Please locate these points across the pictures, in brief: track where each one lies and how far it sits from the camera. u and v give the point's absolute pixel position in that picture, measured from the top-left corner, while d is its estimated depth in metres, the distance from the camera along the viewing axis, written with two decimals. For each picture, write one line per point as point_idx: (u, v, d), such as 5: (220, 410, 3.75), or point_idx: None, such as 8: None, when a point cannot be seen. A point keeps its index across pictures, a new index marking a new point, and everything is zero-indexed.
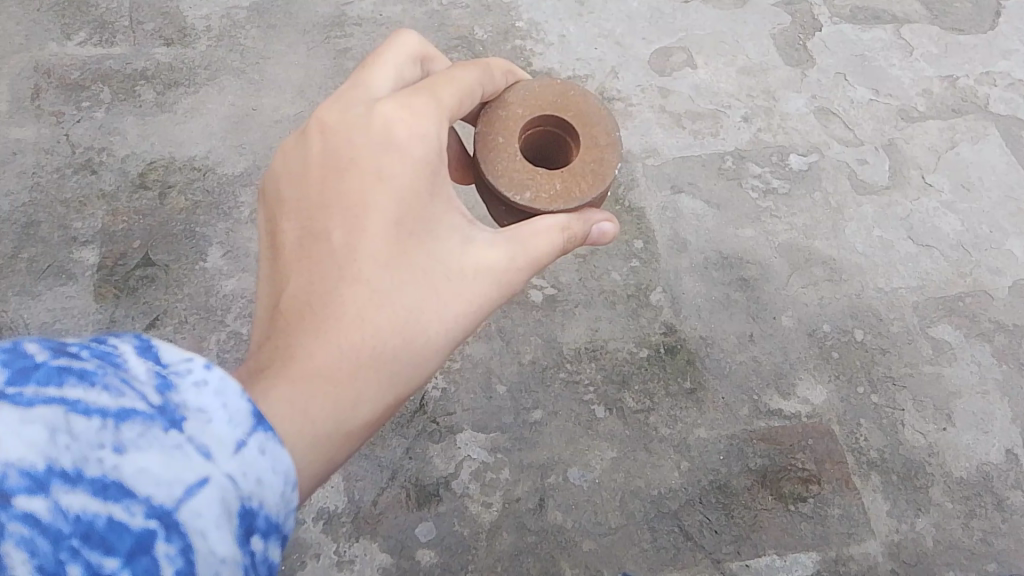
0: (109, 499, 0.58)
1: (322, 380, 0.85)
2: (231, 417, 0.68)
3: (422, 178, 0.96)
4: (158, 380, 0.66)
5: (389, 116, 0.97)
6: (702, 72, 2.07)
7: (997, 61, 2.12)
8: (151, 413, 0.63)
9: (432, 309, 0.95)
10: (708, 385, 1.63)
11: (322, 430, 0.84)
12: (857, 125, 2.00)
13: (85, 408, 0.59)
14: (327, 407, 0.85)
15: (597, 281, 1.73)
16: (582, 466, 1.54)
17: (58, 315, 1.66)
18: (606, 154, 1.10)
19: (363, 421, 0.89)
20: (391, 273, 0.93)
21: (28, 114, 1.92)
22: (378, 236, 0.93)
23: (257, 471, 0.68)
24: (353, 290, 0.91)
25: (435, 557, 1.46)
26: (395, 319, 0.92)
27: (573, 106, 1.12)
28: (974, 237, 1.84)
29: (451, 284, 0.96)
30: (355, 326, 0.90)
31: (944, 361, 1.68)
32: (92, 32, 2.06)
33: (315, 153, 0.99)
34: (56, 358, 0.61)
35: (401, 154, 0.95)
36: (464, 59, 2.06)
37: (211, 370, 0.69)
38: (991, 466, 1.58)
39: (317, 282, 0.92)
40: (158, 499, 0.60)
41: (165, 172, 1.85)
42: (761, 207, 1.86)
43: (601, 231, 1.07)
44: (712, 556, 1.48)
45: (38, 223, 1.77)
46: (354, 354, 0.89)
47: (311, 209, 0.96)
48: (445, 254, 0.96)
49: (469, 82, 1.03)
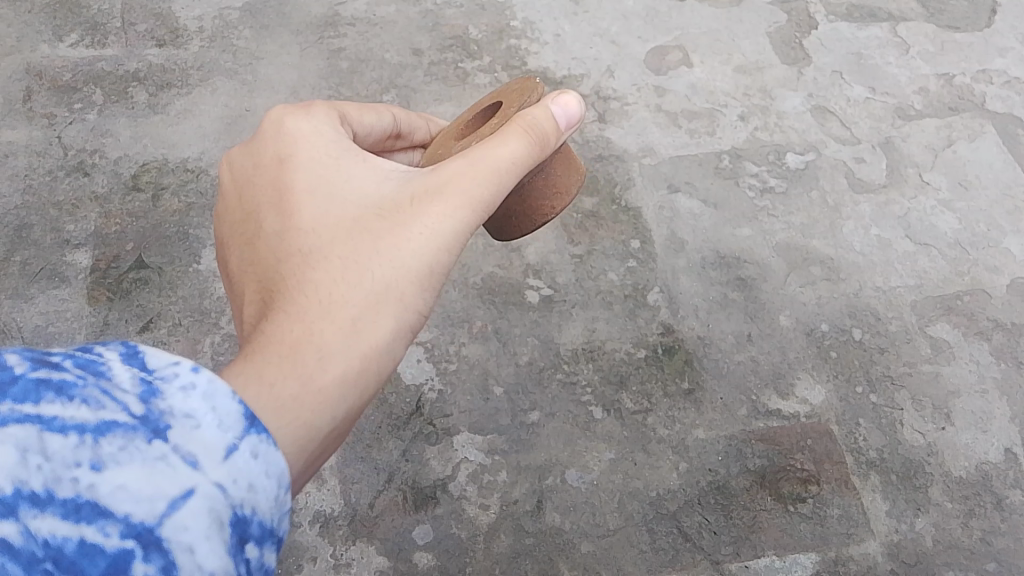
0: (82, 521, 0.55)
1: (276, 349, 0.83)
2: (218, 419, 0.65)
3: (331, 153, 1.03)
4: (143, 388, 0.63)
5: (278, 117, 1.06)
6: (698, 70, 2.06)
7: (993, 59, 2.11)
8: (133, 424, 0.61)
9: (380, 246, 0.93)
10: (706, 385, 1.62)
11: (284, 390, 0.80)
12: (853, 123, 1.99)
13: (62, 425, 0.57)
14: (281, 365, 0.81)
15: (594, 282, 1.73)
16: (580, 468, 1.53)
17: (50, 319, 1.64)
18: (524, 86, 1.18)
19: (337, 368, 0.85)
20: (326, 232, 0.94)
21: (20, 116, 1.90)
22: (304, 210, 0.97)
23: (248, 476, 0.65)
24: (293, 261, 0.93)
25: (432, 560, 1.44)
26: (343, 267, 0.91)
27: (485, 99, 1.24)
28: (972, 235, 1.83)
29: (394, 218, 0.94)
30: (300, 293, 0.90)
31: (942, 360, 1.67)
32: (84, 34, 2.05)
33: (231, 186, 1.06)
34: (36, 370, 0.59)
35: (293, 137, 1.04)
36: (459, 58, 2.04)
37: (199, 373, 0.66)
38: (989, 465, 1.56)
39: (265, 277, 0.95)
40: (138, 518, 0.57)
41: (158, 174, 1.83)
42: (758, 206, 1.85)
43: (560, 106, 1.06)
44: (710, 558, 1.46)
45: (30, 226, 1.75)
46: (309, 312, 0.88)
47: (248, 225, 1.02)
48: (376, 199, 0.97)
49: (378, 110, 1.19)
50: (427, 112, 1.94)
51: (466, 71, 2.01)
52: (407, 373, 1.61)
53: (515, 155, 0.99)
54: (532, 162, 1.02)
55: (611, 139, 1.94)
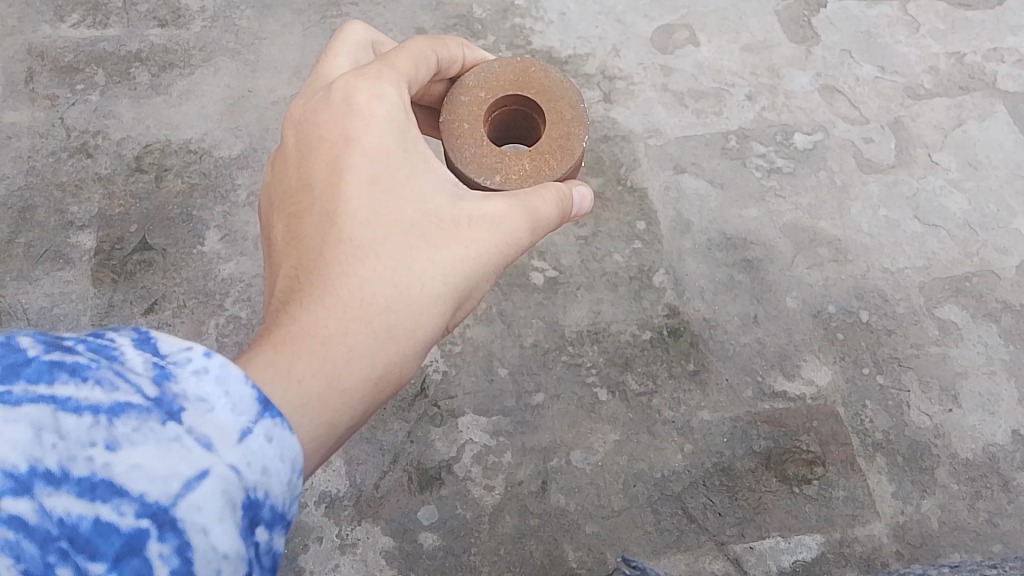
0: (97, 500, 0.55)
1: (312, 343, 0.82)
2: (232, 403, 0.64)
3: (396, 142, 0.98)
4: (156, 371, 0.62)
5: (352, 86, 1.00)
6: (705, 49, 2.03)
7: (1005, 37, 2.07)
8: (147, 406, 0.60)
9: (423, 260, 0.93)
10: (711, 367, 1.62)
11: (309, 388, 0.79)
12: (862, 102, 1.96)
13: (76, 405, 0.57)
14: (313, 362, 0.81)
15: (599, 263, 1.72)
16: (585, 449, 1.53)
17: (56, 300, 1.65)
18: (572, 127, 1.13)
19: (364, 372, 0.86)
20: (375, 230, 0.92)
21: (22, 98, 1.89)
22: (358, 197, 0.94)
23: (262, 460, 0.64)
24: (340, 250, 0.91)
25: (437, 540, 1.45)
26: (385, 270, 0.91)
27: (535, 82, 1.15)
28: (981, 216, 1.82)
29: (441, 234, 0.95)
30: (341, 288, 0.89)
31: (950, 342, 1.66)
32: (85, 13, 2.03)
33: (293, 145, 1.02)
34: (49, 352, 0.58)
35: (365, 116, 0.98)
36: (463, 38, 2.02)
37: (211, 357, 0.65)
38: (997, 447, 1.56)
39: (304, 255, 0.93)
40: (152, 497, 0.57)
41: (161, 155, 1.83)
42: (765, 187, 1.83)
43: (580, 196, 1.09)
44: (715, 538, 1.47)
45: (34, 208, 1.76)
46: (345, 311, 0.87)
47: (299, 196, 0.98)
48: (431, 208, 0.96)
49: (421, 48, 1.08)
50: None
51: None
52: None
53: (553, 220, 1.03)
54: (556, 229, 1.06)
55: (617, 119, 1.92)
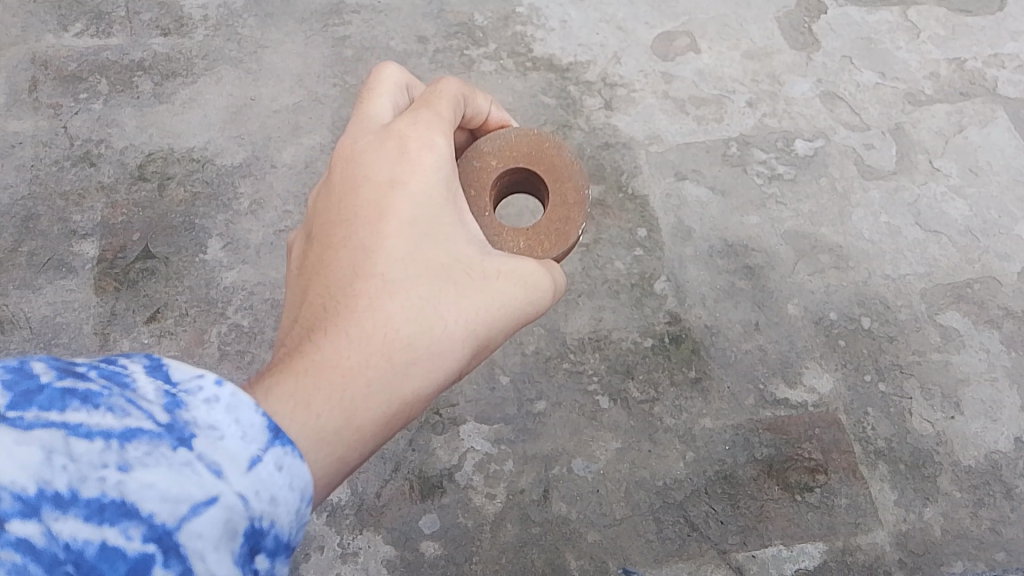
0: (104, 522, 0.55)
1: (334, 374, 0.82)
2: (242, 431, 0.64)
3: (435, 190, 1.00)
4: (167, 399, 0.63)
5: (405, 132, 1.02)
6: (706, 56, 2.04)
7: (1005, 43, 2.07)
8: (158, 432, 0.60)
9: (449, 303, 0.93)
10: (713, 374, 1.62)
11: (327, 423, 0.80)
12: (863, 109, 1.96)
13: (87, 431, 0.57)
14: (331, 394, 0.81)
15: (601, 270, 1.72)
16: (587, 457, 1.53)
17: (58, 309, 1.66)
18: (572, 213, 1.19)
19: (380, 412, 0.85)
20: (405, 268, 0.93)
21: (26, 106, 1.90)
22: (394, 235, 0.95)
23: (271, 488, 0.64)
24: (370, 283, 0.91)
25: (438, 549, 1.45)
26: (411, 309, 0.91)
27: (546, 160, 1.21)
28: (982, 222, 1.82)
29: (468, 282, 0.96)
30: (367, 320, 0.89)
31: (952, 349, 1.66)
32: (88, 23, 2.04)
33: (336, 178, 1.03)
34: (61, 379, 0.59)
35: (412, 163, 1.00)
36: (465, 46, 2.03)
37: (222, 386, 0.64)
38: (999, 454, 1.56)
39: (332, 284, 0.93)
40: (160, 519, 0.57)
41: (164, 164, 1.83)
42: (766, 194, 1.84)
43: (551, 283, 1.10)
44: (718, 547, 1.47)
45: (37, 216, 1.76)
46: (367, 344, 0.87)
47: (335, 226, 0.98)
48: (460, 257, 0.98)
49: (455, 93, 1.11)
50: None
51: (471, 59, 2.01)
52: None
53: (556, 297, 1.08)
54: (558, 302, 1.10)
55: (619, 126, 1.92)
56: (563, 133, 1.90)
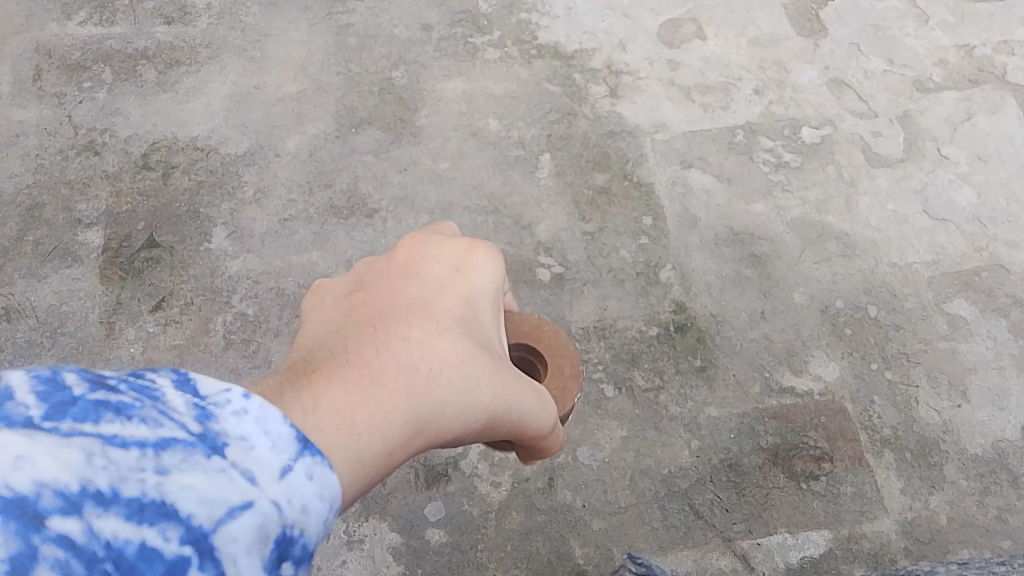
0: (145, 523, 0.47)
1: (378, 399, 0.70)
2: (273, 442, 0.56)
3: (498, 278, 0.93)
4: (198, 409, 0.54)
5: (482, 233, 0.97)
6: (712, 44, 2.02)
7: (1015, 29, 2.05)
8: (192, 439, 0.52)
9: (489, 370, 0.82)
10: (719, 363, 1.61)
11: (363, 447, 0.67)
12: (871, 96, 1.95)
13: (123, 438, 0.49)
14: (372, 419, 0.69)
15: (606, 259, 1.72)
16: (592, 445, 1.53)
17: (64, 298, 1.66)
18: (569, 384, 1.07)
19: (399, 454, 0.72)
20: (462, 323, 0.84)
21: (30, 95, 1.90)
22: (456, 296, 0.86)
23: (303, 498, 0.56)
24: (426, 322, 0.81)
25: (444, 537, 1.45)
26: (462, 359, 0.80)
27: (544, 336, 1.09)
28: (991, 210, 1.80)
29: (507, 365, 0.85)
30: (418, 350, 0.77)
31: (959, 337, 1.65)
32: (92, 12, 2.03)
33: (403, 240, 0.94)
34: (95, 389, 0.51)
35: (486, 247, 0.94)
36: (470, 34, 2.02)
37: (250, 397, 0.56)
38: (1006, 442, 1.55)
39: (384, 310, 0.82)
40: (198, 520, 0.49)
41: (168, 153, 1.83)
42: (773, 182, 1.83)
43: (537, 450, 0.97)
44: (723, 535, 1.46)
45: (42, 205, 1.76)
46: (415, 377, 0.75)
47: (395, 272, 0.89)
48: (500, 347, 0.88)
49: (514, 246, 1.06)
50: (437, 89, 1.93)
51: (475, 47, 2.00)
52: None
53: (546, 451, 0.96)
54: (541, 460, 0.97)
55: (624, 114, 1.91)
56: (568, 121, 1.89)
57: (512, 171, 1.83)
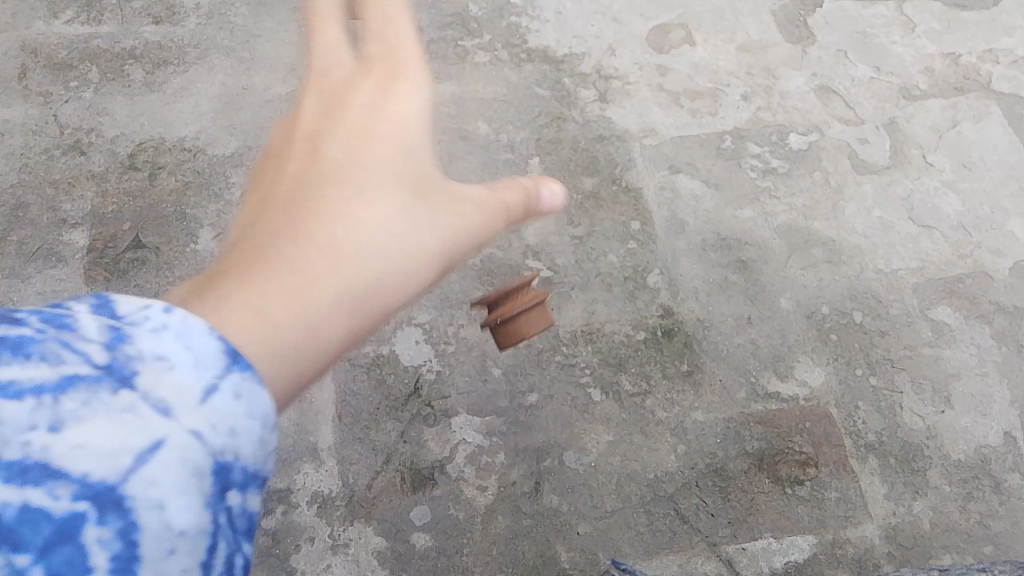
0: (29, 484, 0.47)
1: (304, 276, 0.72)
2: (194, 360, 0.56)
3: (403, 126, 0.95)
4: (109, 338, 0.54)
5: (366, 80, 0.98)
6: (701, 49, 2.03)
7: (999, 38, 2.07)
8: (97, 374, 0.52)
9: (418, 215, 0.86)
10: (705, 368, 1.62)
11: (294, 320, 0.68)
12: (858, 103, 1.96)
13: (17, 388, 0.49)
14: (299, 295, 0.70)
15: (594, 264, 1.72)
16: (578, 450, 1.53)
17: (48, 299, 1.64)
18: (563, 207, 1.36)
19: (350, 308, 0.74)
20: (380, 187, 0.86)
21: (15, 94, 1.88)
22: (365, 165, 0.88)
23: (231, 420, 0.56)
24: (336, 201, 0.83)
25: (429, 541, 1.45)
26: (383, 219, 0.83)
27: None
28: (975, 218, 1.82)
29: (435, 200, 0.90)
30: (334, 230, 0.79)
31: (943, 344, 1.66)
32: (79, 10, 2.02)
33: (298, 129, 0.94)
34: None
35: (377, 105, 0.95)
36: (459, 37, 2.02)
37: (167, 319, 0.56)
38: (989, 448, 1.56)
39: (293, 206, 0.82)
40: (96, 474, 0.49)
41: (154, 153, 1.82)
42: (760, 188, 1.84)
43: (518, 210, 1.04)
44: (707, 539, 1.47)
45: (26, 205, 1.75)
46: (338, 250, 0.77)
47: (297, 167, 0.89)
48: (429, 181, 0.92)
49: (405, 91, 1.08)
50: None
51: (465, 49, 2.00)
52: (404, 355, 1.60)
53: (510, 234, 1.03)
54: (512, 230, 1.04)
55: (613, 118, 1.92)
56: (557, 125, 1.90)
57: (500, 174, 1.83)
